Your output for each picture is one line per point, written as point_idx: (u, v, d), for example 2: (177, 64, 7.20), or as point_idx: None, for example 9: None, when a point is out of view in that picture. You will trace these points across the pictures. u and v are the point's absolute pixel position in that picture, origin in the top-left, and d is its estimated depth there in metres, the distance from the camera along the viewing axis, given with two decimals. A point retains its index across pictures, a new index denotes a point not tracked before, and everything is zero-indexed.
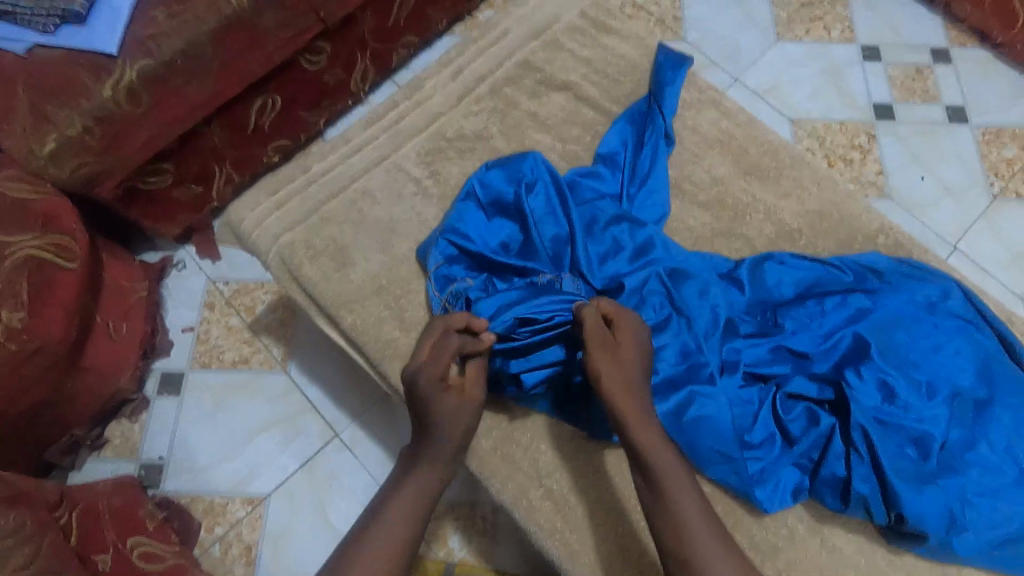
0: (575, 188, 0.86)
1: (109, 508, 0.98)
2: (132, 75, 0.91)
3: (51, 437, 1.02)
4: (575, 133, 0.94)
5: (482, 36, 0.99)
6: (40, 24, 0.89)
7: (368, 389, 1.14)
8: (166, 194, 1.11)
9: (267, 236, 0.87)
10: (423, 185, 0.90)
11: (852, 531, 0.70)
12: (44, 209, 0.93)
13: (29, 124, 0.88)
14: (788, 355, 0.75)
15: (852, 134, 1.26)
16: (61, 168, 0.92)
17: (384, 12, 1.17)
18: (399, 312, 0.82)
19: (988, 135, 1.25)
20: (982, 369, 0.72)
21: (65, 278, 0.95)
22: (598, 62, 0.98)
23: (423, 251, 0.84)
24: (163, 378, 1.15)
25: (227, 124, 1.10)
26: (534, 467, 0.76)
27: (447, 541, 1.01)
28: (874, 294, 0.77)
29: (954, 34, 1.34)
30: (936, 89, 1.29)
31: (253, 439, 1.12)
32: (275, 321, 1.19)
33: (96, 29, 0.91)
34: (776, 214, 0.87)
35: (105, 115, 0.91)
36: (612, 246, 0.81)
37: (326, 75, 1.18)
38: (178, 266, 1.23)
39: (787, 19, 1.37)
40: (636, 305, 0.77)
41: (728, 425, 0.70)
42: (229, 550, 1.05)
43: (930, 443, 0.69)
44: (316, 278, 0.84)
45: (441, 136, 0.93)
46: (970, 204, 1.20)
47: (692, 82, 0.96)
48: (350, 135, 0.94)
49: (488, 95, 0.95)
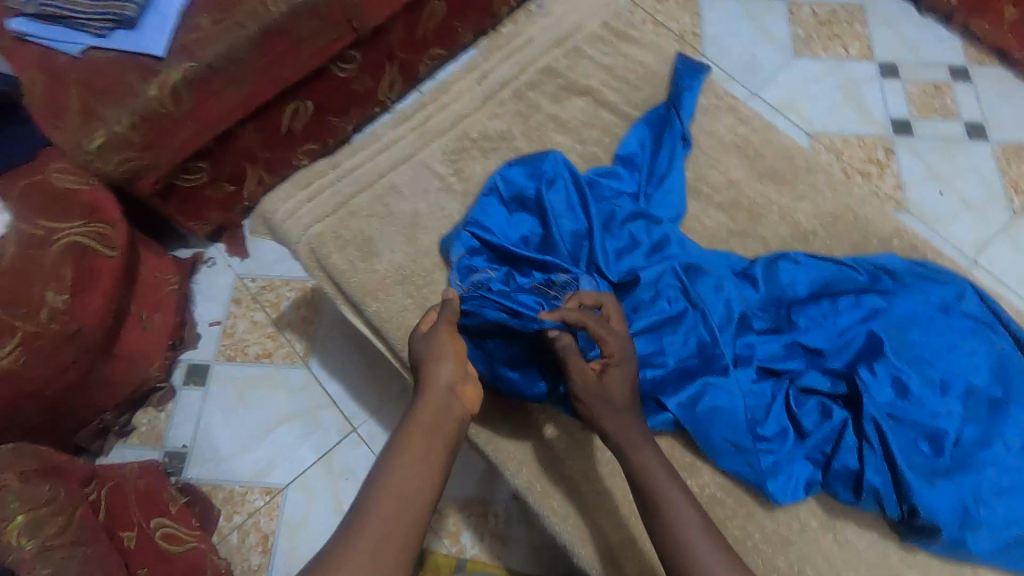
0: (594, 186, 0.89)
1: (135, 489, 0.99)
2: (175, 77, 0.96)
3: (83, 420, 1.06)
4: (594, 135, 0.97)
5: (507, 43, 1.04)
6: (95, 28, 0.97)
7: (387, 385, 1.17)
8: (200, 192, 1.16)
9: (298, 227, 0.91)
10: (447, 182, 0.93)
11: (866, 527, 0.71)
12: (89, 199, 0.99)
13: (79, 120, 0.95)
14: (801, 352, 0.76)
15: (870, 148, 1.28)
16: (107, 162, 0.98)
17: (413, 24, 1.22)
18: (421, 301, 0.85)
19: (1008, 151, 1.26)
20: (997, 369, 0.73)
21: (105, 266, 0.99)
22: (618, 70, 1.01)
23: (447, 244, 0.87)
24: (190, 369, 1.19)
25: (261, 126, 1.15)
26: (549, 454, 0.77)
27: (459, 538, 1.03)
28: (888, 294, 0.78)
29: (973, 52, 1.35)
30: (954, 105, 1.31)
31: (272, 431, 1.15)
32: (298, 318, 1.23)
33: (145, 34, 0.97)
34: (791, 216, 0.89)
35: (149, 114, 0.96)
36: (630, 242, 0.84)
37: (356, 83, 1.23)
38: (207, 262, 1.28)
39: (805, 36, 1.39)
40: (651, 297, 0.79)
41: (740, 416, 0.72)
42: (246, 538, 1.07)
43: (943, 438, 0.69)
44: (343, 267, 0.88)
45: (466, 137, 0.96)
46: (989, 220, 1.20)
47: (710, 89, 0.99)
48: (379, 134, 0.98)
49: (512, 99, 0.99)
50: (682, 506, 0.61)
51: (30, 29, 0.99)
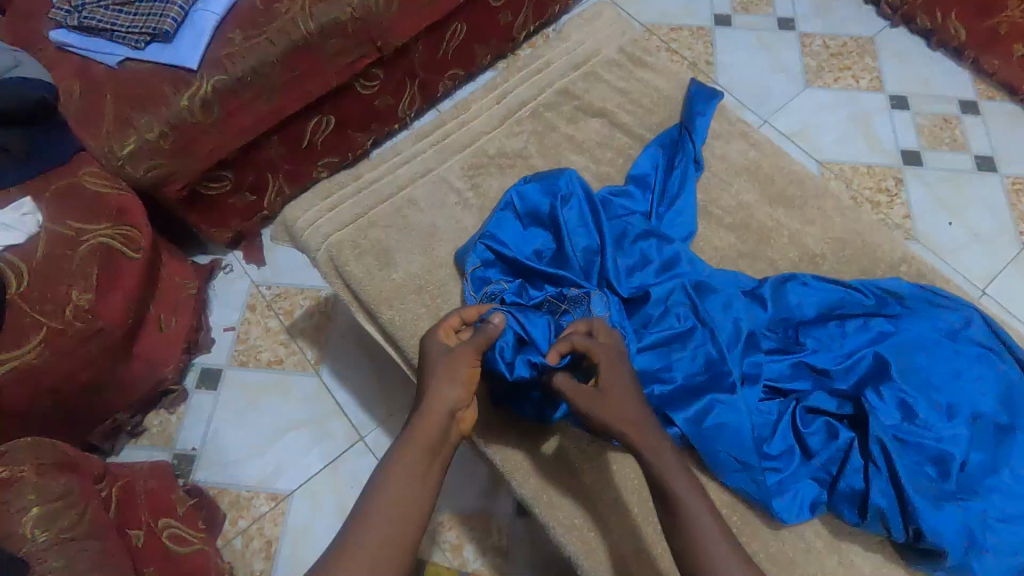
0: (607, 205, 0.91)
1: (145, 489, 1.01)
2: (207, 88, 1.01)
3: (98, 419, 1.08)
4: (608, 155, 1.00)
5: (526, 65, 1.07)
6: (133, 41, 1.02)
7: (396, 395, 1.18)
8: (223, 200, 1.19)
9: (318, 235, 0.93)
10: (464, 197, 0.96)
11: (871, 550, 0.71)
12: (118, 203, 1.01)
13: (113, 127, 0.99)
14: (808, 372, 0.77)
15: (879, 177, 1.30)
16: (136, 167, 1.01)
17: (436, 45, 1.27)
18: (435, 310, 0.87)
19: (1017, 184, 1.28)
20: (1004, 396, 0.73)
21: (129, 268, 1.02)
22: (633, 94, 1.04)
23: (461, 256, 0.89)
24: (203, 373, 1.22)
25: (285, 138, 1.18)
26: (556, 465, 0.78)
27: (462, 551, 1.03)
28: (895, 318, 0.79)
29: (982, 87, 1.38)
30: (964, 138, 1.33)
31: (281, 437, 1.16)
32: (312, 326, 1.25)
33: (180, 47, 1.02)
34: (800, 239, 0.91)
35: (179, 122, 1.00)
36: (641, 259, 0.86)
37: (378, 100, 1.27)
38: (225, 269, 1.31)
39: (816, 67, 1.43)
40: (660, 314, 0.81)
41: (747, 433, 0.72)
42: (250, 543, 1.08)
43: (949, 462, 0.69)
44: (359, 275, 0.90)
45: (483, 154, 0.99)
46: (999, 251, 1.21)
47: (722, 114, 1.01)
48: (399, 148, 1.01)
49: (529, 118, 1.03)
50: (702, 513, 0.60)
51: (72, 40, 1.04)
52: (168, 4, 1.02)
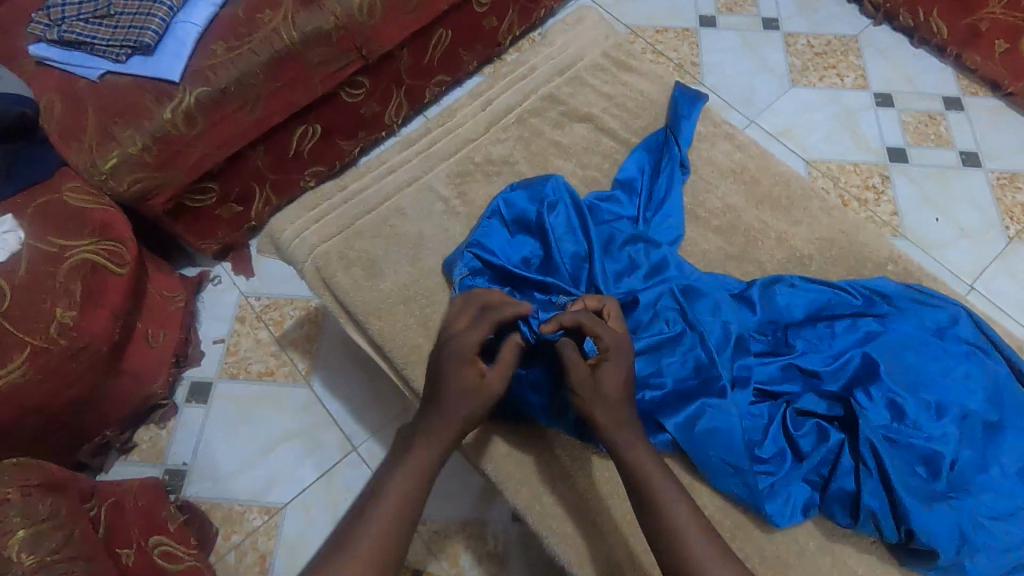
0: (595, 210, 0.91)
1: (135, 506, 1.00)
2: (190, 100, 1.00)
3: (86, 436, 1.07)
4: (595, 160, 1.00)
5: (511, 71, 1.07)
6: (114, 54, 1.01)
7: (388, 404, 1.18)
8: (209, 212, 1.18)
9: (304, 247, 0.93)
10: (451, 205, 0.96)
11: (864, 551, 0.71)
12: (103, 218, 0.99)
13: (95, 141, 0.97)
14: (798, 374, 0.77)
15: (866, 175, 1.30)
16: (120, 181, 1.00)
17: (420, 51, 1.26)
18: (424, 320, 0.87)
19: (1002, 179, 1.28)
20: (992, 393, 0.74)
21: (114, 282, 1.00)
22: (619, 98, 1.04)
23: (449, 265, 0.88)
24: (192, 387, 1.20)
25: (270, 149, 1.18)
26: (547, 475, 0.78)
27: (457, 560, 1.02)
28: (883, 318, 0.79)
29: (965, 83, 1.39)
30: (948, 134, 1.34)
31: (272, 450, 1.15)
32: (301, 336, 1.25)
33: (162, 59, 1.01)
34: (787, 240, 0.91)
35: (162, 135, 1.00)
36: (629, 264, 0.86)
37: (363, 108, 1.27)
38: (213, 280, 1.30)
39: (801, 66, 1.43)
40: (650, 318, 0.80)
41: (738, 437, 0.72)
42: (243, 558, 1.07)
43: (939, 462, 0.70)
44: (347, 286, 0.89)
45: (469, 161, 0.99)
46: (984, 246, 1.22)
47: (707, 116, 1.02)
48: (385, 157, 1.01)
49: (515, 124, 1.02)
50: None
51: (51, 54, 1.03)
52: (148, 16, 1.02)
